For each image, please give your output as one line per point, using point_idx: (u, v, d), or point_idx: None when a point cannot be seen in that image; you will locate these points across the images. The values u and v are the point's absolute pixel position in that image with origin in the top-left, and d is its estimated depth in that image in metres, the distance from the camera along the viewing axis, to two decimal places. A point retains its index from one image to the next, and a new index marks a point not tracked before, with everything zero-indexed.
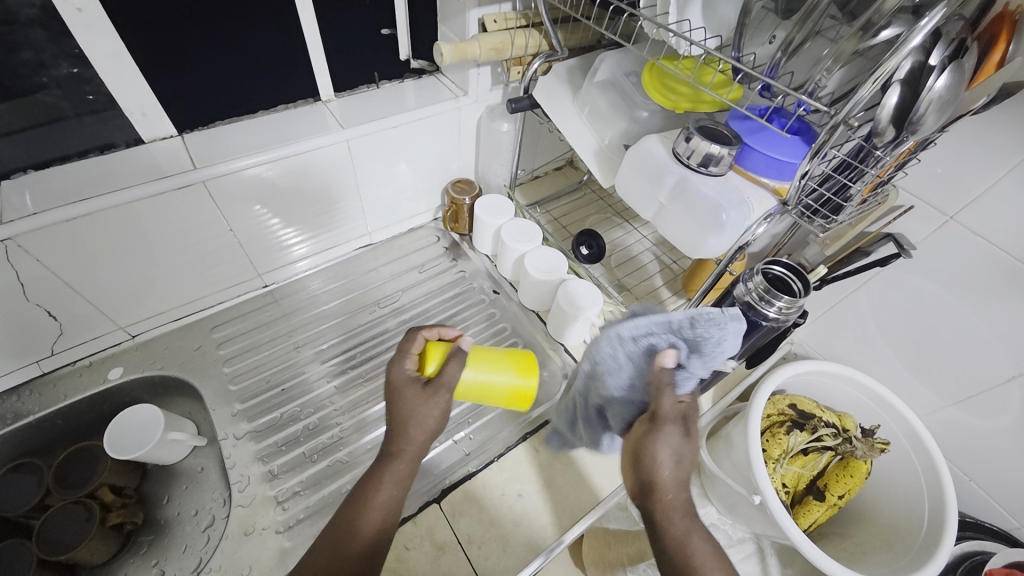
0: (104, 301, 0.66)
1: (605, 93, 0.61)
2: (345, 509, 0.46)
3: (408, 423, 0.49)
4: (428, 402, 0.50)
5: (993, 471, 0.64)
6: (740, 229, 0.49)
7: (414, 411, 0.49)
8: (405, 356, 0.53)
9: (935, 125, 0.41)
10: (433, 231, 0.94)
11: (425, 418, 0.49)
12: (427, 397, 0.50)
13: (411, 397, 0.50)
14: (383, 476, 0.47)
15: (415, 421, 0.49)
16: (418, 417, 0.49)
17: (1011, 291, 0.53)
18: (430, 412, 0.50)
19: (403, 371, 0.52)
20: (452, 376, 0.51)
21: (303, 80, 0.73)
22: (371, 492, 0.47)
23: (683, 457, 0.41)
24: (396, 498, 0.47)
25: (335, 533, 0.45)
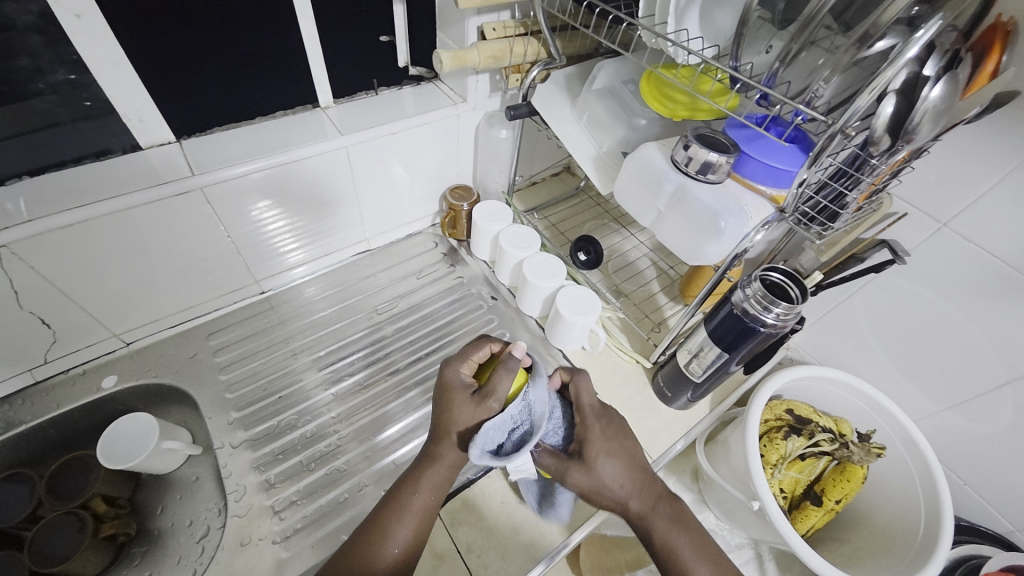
0: (98, 309, 0.65)
1: (603, 101, 0.61)
2: (376, 514, 0.48)
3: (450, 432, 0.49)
4: (476, 413, 0.49)
5: (988, 475, 0.65)
6: (738, 236, 0.49)
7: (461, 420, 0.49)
8: (465, 361, 0.54)
9: (930, 135, 0.41)
10: (430, 237, 0.94)
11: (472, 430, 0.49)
12: (476, 405, 0.49)
13: (459, 403, 0.49)
14: (422, 479, 0.49)
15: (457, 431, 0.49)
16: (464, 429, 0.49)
17: (1004, 297, 0.54)
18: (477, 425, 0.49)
19: (458, 375, 0.52)
20: (503, 386, 0.48)
21: (301, 87, 0.73)
22: (408, 495, 0.48)
23: (597, 482, 0.48)
24: (430, 505, 0.49)
25: (366, 539, 0.46)
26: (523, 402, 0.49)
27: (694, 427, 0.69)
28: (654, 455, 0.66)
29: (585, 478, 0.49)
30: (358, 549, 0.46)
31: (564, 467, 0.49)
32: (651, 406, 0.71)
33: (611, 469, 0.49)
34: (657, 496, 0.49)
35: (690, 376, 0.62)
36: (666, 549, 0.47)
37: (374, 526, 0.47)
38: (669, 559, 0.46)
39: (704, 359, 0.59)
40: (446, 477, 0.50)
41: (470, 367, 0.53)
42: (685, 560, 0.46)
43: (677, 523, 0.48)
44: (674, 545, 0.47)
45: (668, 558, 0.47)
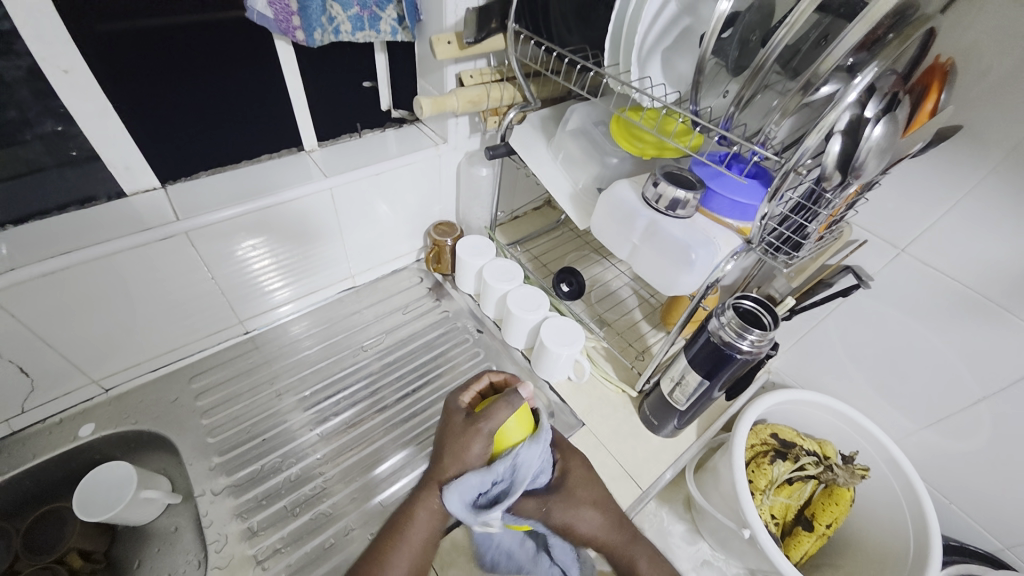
0: (78, 354, 0.64)
1: (577, 140, 0.64)
2: (377, 542, 0.49)
3: (443, 455, 0.50)
4: (465, 437, 0.49)
5: (972, 493, 0.66)
6: (709, 267, 0.51)
7: (454, 445, 0.50)
8: (465, 391, 0.56)
9: (876, 169, 0.45)
10: (416, 273, 0.95)
11: (459, 456, 0.49)
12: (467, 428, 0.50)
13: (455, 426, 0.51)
14: (415, 506, 0.50)
15: (449, 457, 0.50)
16: (454, 453, 0.49)
17: (966, 316, 0.57)
18: (463, 450, 0.49)
19: (457, 402, 0.54)
20: (497, 415, 0.50)
21: (286, 131, 0.75)
22: (403, 525, 0.49)
23: (584, 519, 0.55)
24: (429, 530, 0.49)
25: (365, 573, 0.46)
26: (512, 460, 0.49)
27: (682, 454, 0.70)
28: (643, 486, 0.65)
29: (570, 517, 0.54)
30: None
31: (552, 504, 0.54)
32: (638, 435, 0.71)
33: (593, 511, 0.55)
34: (637, 538, 0.55)
35: (674, 405, 0.63)
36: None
37: (375, 553, 0.48)
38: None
39: (686, 387, 0.61)
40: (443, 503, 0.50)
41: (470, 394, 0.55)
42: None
43: (652, 558, 0.54)
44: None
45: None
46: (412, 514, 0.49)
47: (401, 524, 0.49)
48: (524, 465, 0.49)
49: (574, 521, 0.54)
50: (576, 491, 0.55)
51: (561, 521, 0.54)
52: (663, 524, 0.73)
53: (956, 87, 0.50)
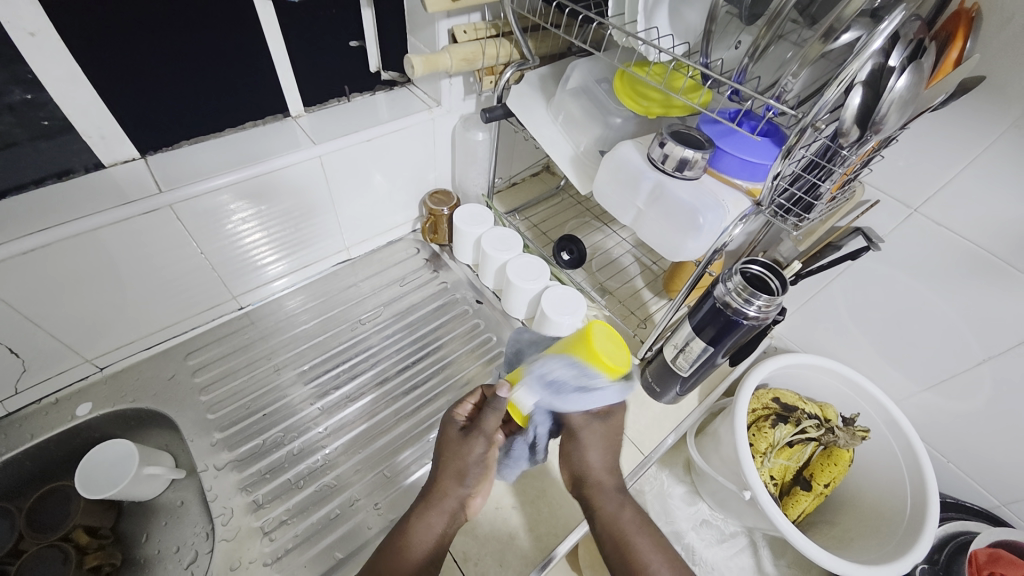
0: (69, 333, 0.63)
1: (578, 100, 0.61)
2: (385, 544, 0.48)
3: (449, 469, 0.51)
4: (464, 445, 0.51)
5: (967, 449, 0.67)
6: (717, 231, 0.49)
7: (454, 458, 0.51)
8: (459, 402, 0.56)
9: (897, 124, 0.42)
10: (412, 243, 0.93)
11: (464, 465, 0.50)
12: (463, 440, 0.52)
13: (450, 442, 0.52)
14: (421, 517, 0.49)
15: (454, 470, 0.50)
16: (460, 466, 0.50)
17: (974, 277, 0.56)
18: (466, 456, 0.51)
19: (452, 416, 0.55)
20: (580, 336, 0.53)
21: (271, 97, 0.71)
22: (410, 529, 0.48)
23: (590, 446, 0.54)
24: (433, 544, 0.48)
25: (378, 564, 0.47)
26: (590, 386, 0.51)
27: (684, 420, 0.70)
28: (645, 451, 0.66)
29: (581, 442, 0.54)
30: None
31: (588, 424, 0.54)
32: (640, 401, 0.71)
33: (605, 445, 0.54)
34: (622, 495, 0.52)
35: (678, 371, 0.62)
36: (622, 535, 0.49)
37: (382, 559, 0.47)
38: (623, 544, 0.48)
39: (690, 353, 0.60)
40: (445, 522, 0.49)
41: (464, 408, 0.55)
42: (642, 551, 0.48)
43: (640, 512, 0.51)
44: (633, 532, 0.49)
45: (624, 543, 0.48)
46: (416, 529, 0.48)
47: (404, 535, 0.48)
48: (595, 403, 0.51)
49: (585, 441, 0.54)
50: (606, 423, 0.55)
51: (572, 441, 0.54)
52: (664, 486, 0.75)
53: (980, 36, 0.47)
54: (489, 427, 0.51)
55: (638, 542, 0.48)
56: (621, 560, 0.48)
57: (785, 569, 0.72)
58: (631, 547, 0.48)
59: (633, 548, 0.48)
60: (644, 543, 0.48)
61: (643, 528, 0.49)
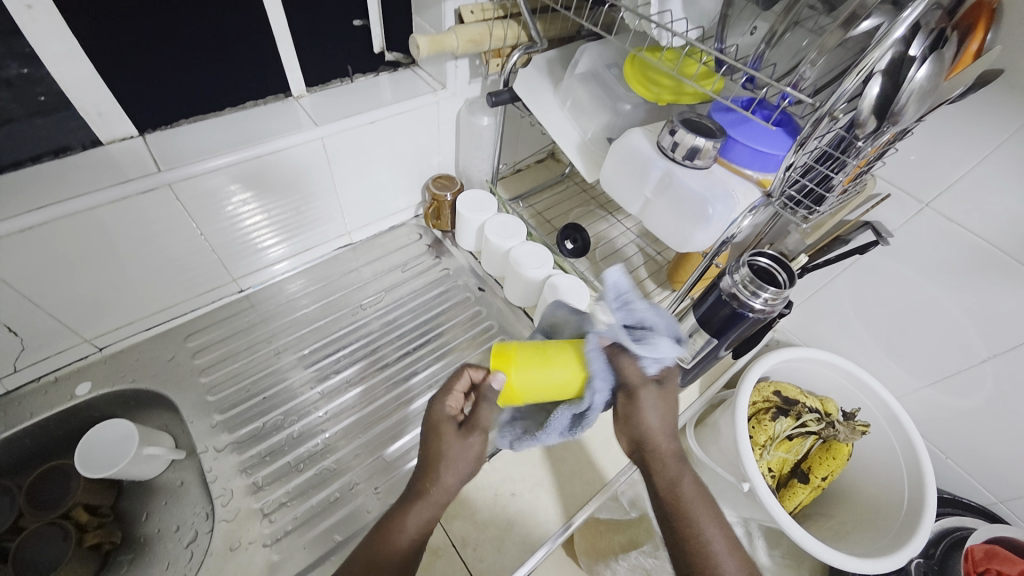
0: (67, 313, 0.62)
1: (586, 86, 0.60)
2: (370, 536, 0.46)
3: (440, 466, 0.47)
4: (460, 442, 0.48)
5: (965, 446, 0.67)
6: (726, 222, 0.48)
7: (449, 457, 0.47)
8: (450, 391, 0.51)
9: (915, 116, 0.41)
10: (414, 229, 0.92)
11: (457, 462, 0.47)
12: (462, 439, 0.48)
13: (446, 440, 0.48)
14: (408, 512, 0.46)
15: (448, 466, 0.47)
16: (452, 464, 0.47)
17: (981, 275, 0.55)
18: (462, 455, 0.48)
19: (444, 409, 0.50)
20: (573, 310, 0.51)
21: (273, 76, 0.70)
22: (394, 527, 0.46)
23: (649, 406, 0.46)
24: (422, 540, 0.46)
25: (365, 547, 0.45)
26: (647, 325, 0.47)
27: None
28: None
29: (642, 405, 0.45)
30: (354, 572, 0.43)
31: (647, 381, 0.45)
32: None
33: (664, 410, 0.46)
34: (681, 454, 0.46)
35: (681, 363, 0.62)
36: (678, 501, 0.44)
37: (367, 551, 0.44)
38: (680, 511, 0.44)
39: (693, 345, 0.59)
40: (434, 517, 0.47)
41: (457, 398, 0.51)
42: (699, 521, 0.43)
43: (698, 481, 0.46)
44: (691, 499, 0.44)
45: (683, 511, 0.44)
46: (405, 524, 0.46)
47: (392, 530, 0.46)
48: (655, 354, 0.45)
49: (644, 403, 0.45)
50: (660, 379, 0.47)
51: (630, 402, 0.45)
52: None
53: (1002, 27, 0.46)
54: (483, 424, 0.48)
55: (698, 511, 0.43)
56: (677, 527, 0.43)
57: (779, 559, 0.73)
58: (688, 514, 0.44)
59: (690, 516, 0.43)
60: (704, 512, 0.44)
61: (702, 496, 0.45)
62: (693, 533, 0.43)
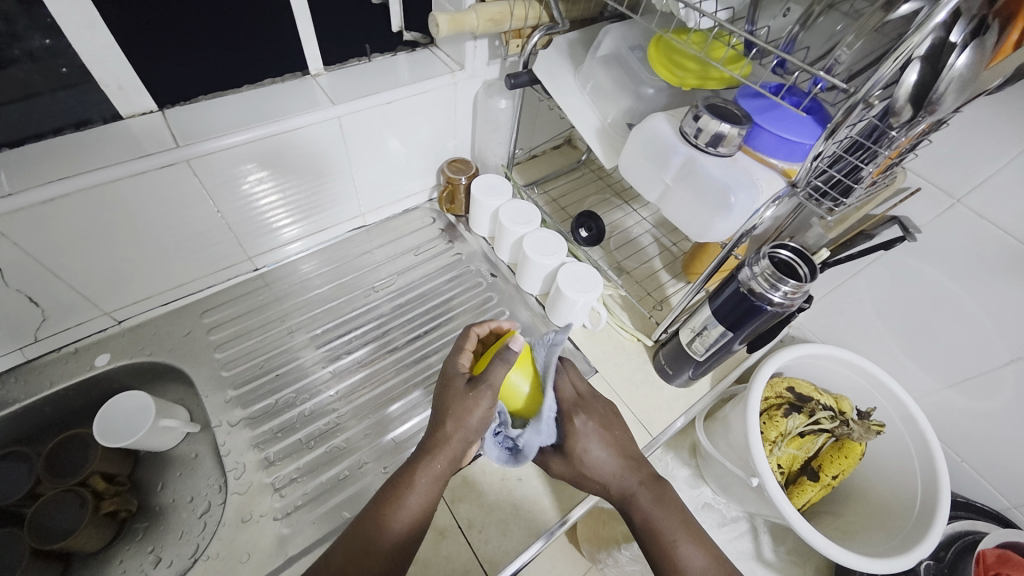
0: (87, 285, 0.63)
1: (608, 69, 0.59)
2: (380, 497, 0.49)
3: (449, 418, 0.49)
4: (471, 398, 0.49)
5: (983, 449, 0.66)
6: (748, 212, 0.47)
7: (458, 410, 0.49)
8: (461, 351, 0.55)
9: (953, 106, 0.39)
10: (428, 213, 0.91)
11: (469, 417, 0.48)
12: (469, 394, 0.49)
13: (454, 395, 0.50)
14: (418, 468, 0.48)
15: (457, 419, 0.49)
16: (462, 418, 0.48)
17: (1013, 274, 0.53)
18: (471, 407, 0.48)
19: (457, 367, 0.53)
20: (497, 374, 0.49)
21: (290, 52, 0.69)
22: (404, 485, 0.48)
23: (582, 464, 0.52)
24: (431, 493, 0.48)
25: (376, 513, 0.47)
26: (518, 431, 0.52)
27: (694, 404, 0.69)
28: (654, 432, 0.66)
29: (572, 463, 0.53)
30: (365, 533, 0.46)
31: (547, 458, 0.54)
32: (651, 383, 0.70)
33: (599, 452, 0.52)
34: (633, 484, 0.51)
35: (693, 355, 0.61)
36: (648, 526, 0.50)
37: (377, 512, 0.47)
38: (653, 534, 0.49)
39: (707, 337, 0.59)
40: (445, 470, 0.49)
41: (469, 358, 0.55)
42: (669, 535, 0.49)
43: (659, 499, 0.50)
44: (660, 523, 0.49)
45: (655, 536, 0.49)
46: (413, 483, 0.48)
47: (402, 486, 0.48)
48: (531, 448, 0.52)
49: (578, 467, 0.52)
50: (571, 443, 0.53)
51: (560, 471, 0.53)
52: (668, 468, 0.76)
53: None
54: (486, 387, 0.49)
55: (667, 529, 0.49)
56: (656, 551, 0.49)
57: (784, 555, 0.73)
58: (659, 534, 0.49)
59: (660, 536, 0.49)
60: (672, 529, 0.49)
61: (670, 514, 0.50)
62: (668, 551, 0.48)
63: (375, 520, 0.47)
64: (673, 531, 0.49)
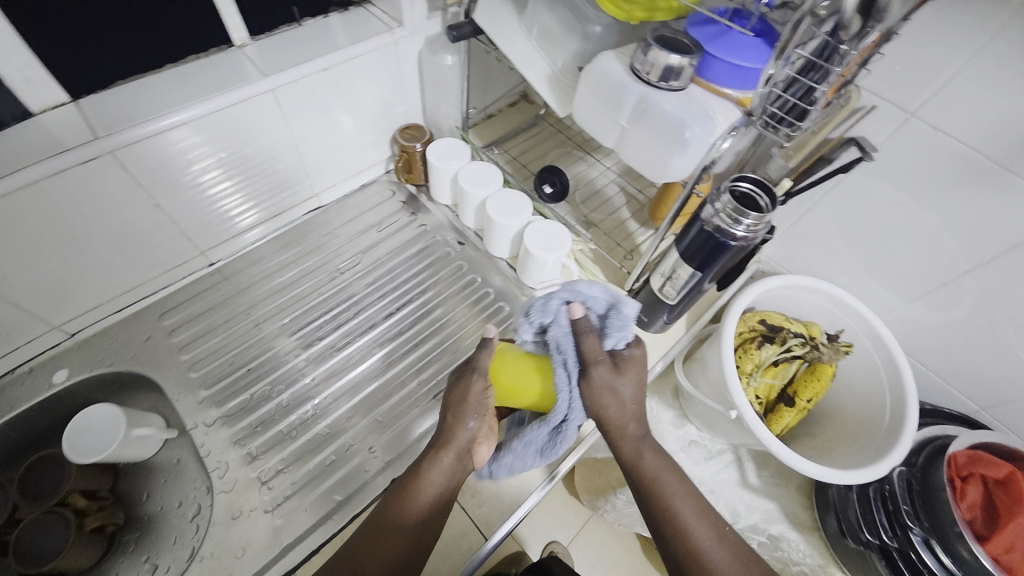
0: (29, 300, 0.59)
1: (553, 10, 0.56)
2: (399, 484, 0.49)
3: (451, 412, 0.51)
4: (465, 389, 0.51)
5: (945, 357, 0.69)
6: (705, 146, 0.46)
7: (457, 404, 0.51)
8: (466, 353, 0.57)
9: (900, 12, 0.38)
10: (386, 186, 0.88)
11: (467, 410, 0.50)
12: (466, 385, 0.51)
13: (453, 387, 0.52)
14: (429, 463, 0.49)
15: (457, 412, 0.50)
16: (465, 409, 0.50)
17: (969, 183, 0.54)
18: (467, 397, 0.50)
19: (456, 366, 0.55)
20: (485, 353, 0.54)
21: (210, 24, 0.63)
22: (418, 480, 0.48)
23: (617, 392, 0.49)
24: (445, 484, 0.49)
25: (392, 504, 0.48)
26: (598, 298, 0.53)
27: (671, 347, 0.70)
28: None
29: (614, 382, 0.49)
30: (384, 516, 0.47)
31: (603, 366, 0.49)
32: None
33: (635, 388, 0.50)
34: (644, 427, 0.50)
35: (666, 299, 0.61)
36: (650, 480, 0.48)
37: (397, 498, 0.48)
38: (649, 485, 0.48)
39: (677, 280, 0.59)
40: (457, 461, 0.50)
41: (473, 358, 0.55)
42: (668, 488, 0.48)
43: (659, 453, 0.49)
44: (659, 476, 0.48)
45: (653, 488, 0.48)
46: (429, 471, 0.49)
47: (416, 479, 0.48)
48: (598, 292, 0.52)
49: (615, 384, 0.48)
50: (627, 362, 0.50)
51: (599, 381, 0.48)
52: (654, 412, 0.78)
53: None
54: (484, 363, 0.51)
55: (668, 483, 0.48)
56: (651, 503, 0.48)
57: (769, 478, 0.77)
58: (659, 490, 0.48)
59: (659, 488, 0.48)
60: (671, 483, 0.48)
61: (667, 468, 0.49)
62: (665, 505, 0.47)
63: (393, 511, 0.47)
64: (672, 486, 0.48)
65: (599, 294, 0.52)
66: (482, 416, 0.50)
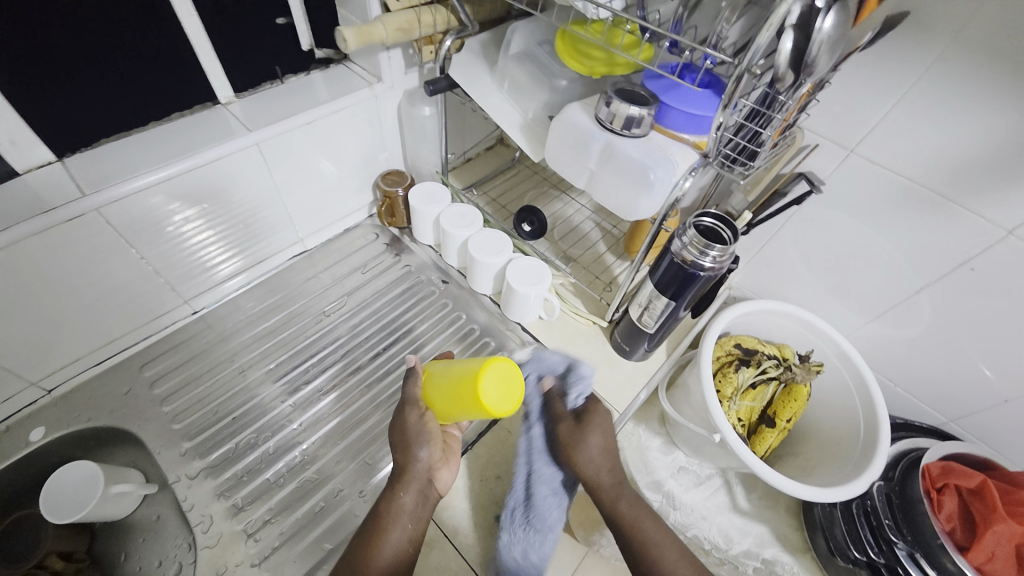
0: (7, 357, 0.59)
1: (523, 66, 0.60)
2: (363, 532, 0.49)
3: (398, 447, 0.53)
4: (402, 421, 0.54)
5: (910, 372, 0.72)
6: (669, 186, 0.49)
7: (402, 438, 0.53)
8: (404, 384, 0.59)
9: (827, 65, 0.42)
10: (370, 229, 0.91)
11: (414, 439, 0.52)
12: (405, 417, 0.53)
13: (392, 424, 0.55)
14: (389, 502, 0.50)
15: (404, 447, 0.52)
16: (411, 440, 0.52)
17: (909, 210, 0.59)
18: (410, 430, 0.53)
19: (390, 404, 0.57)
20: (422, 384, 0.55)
21: (197, 85, 0.66)
22: (383, 521, 0.49)
23: (586, 447, 0.56)
24: (412, 518, 0.50)
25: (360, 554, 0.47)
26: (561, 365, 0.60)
27: (654, 374, 0.72)
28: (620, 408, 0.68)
29: (581, 434, 0.56)
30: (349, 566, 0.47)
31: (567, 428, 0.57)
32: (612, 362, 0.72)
33: (602, 446, 0.56)
34: (619, 481, 0.55)
35: (644, 328, 0.64)
36: (630, 525, 0.53)
37: (362, 546, 0.48)
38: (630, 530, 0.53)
39: (654, 310, 0.61)
40: (418, 492, 0.52)
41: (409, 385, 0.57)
42: (647, 530, 0.53)
43: (635, 500, 0.54)
44: (637, 520, 0.53)
45: (633, 531, 0.53)
46: (392, 510, 0.50)
47: (381, 522, 0.49)
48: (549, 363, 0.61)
49: (581, 440, 0.56)
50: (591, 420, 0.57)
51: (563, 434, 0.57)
52: (641, 440, 0.79)
53: None
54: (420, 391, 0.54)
55: (644, 524, 0.53)
56: (634, 547, 0.52)
57: (757, 501, 0.78)
58: (639, 533, 0.53)
59: (638, 531, 0.52)
60: (648, 525, 0.53)
61: (643, 512, 0.54)
62: (646, 547, 0.52)
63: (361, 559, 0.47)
64: (650, 529, 0.53)
65: (557, 362, 0.61)
66: (429, 441, 0.53)
